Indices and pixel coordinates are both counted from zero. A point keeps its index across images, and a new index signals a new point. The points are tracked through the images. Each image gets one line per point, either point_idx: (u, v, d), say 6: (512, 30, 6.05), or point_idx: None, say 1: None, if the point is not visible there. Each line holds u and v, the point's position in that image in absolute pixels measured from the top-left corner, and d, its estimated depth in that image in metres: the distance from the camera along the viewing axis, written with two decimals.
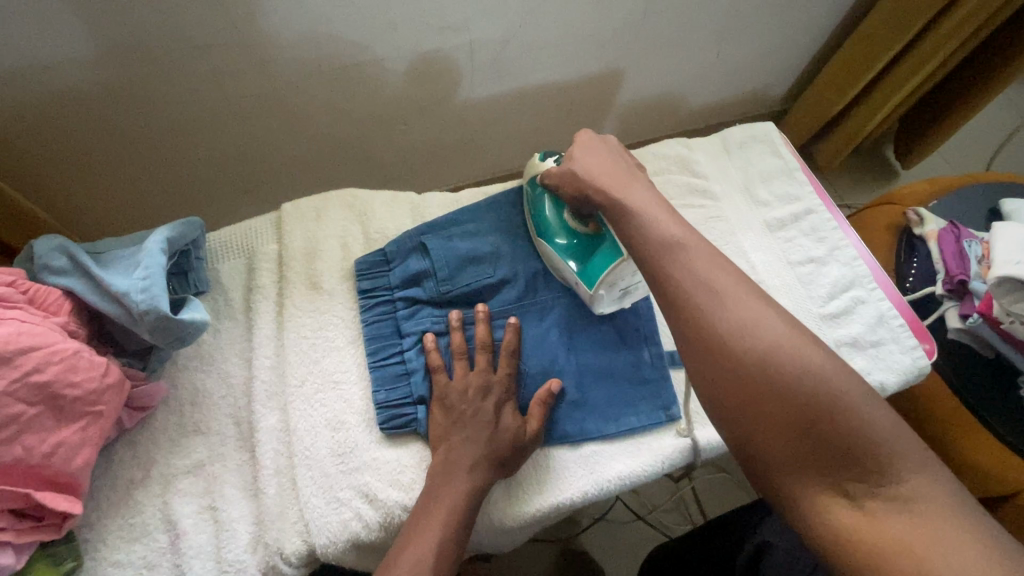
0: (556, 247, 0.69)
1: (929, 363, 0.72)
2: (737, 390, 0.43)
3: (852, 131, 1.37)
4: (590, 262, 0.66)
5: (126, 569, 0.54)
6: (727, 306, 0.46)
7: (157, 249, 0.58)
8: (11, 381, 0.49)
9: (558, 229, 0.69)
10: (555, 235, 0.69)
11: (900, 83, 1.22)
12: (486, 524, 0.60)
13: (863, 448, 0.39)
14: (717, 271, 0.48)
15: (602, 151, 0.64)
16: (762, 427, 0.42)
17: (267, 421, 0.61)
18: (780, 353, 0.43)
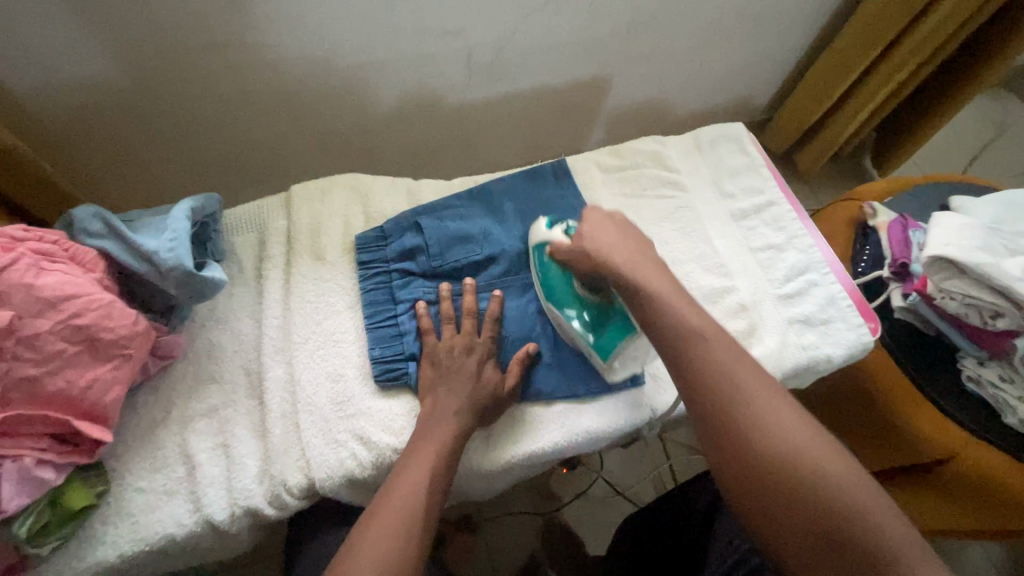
0: (569, 316, 0.72)
1: (873, 340, 0.79)
2: (759, 488, 0.50)
3: (830, 139, 1.46)
4: (604, 336, 0.70)
5: (149, 494, 0.61)
6: (750, 408, 0.53)
7: (183, 216, 0.66)
8: (57, 322, 0.56)
9: (570, 300, 0.72)
10: (567, 305, 0.72)
11: (871, 94, 1.30)
12: (464, 467, 0.68)
13: (874, 550, 0.45)
14: (729, 353, 0.57)
15: (612, 230, 0.69)
16: (784, 525, 0.49)
17: (275, 372, 0.69)
18: (795, 456, 0.50)
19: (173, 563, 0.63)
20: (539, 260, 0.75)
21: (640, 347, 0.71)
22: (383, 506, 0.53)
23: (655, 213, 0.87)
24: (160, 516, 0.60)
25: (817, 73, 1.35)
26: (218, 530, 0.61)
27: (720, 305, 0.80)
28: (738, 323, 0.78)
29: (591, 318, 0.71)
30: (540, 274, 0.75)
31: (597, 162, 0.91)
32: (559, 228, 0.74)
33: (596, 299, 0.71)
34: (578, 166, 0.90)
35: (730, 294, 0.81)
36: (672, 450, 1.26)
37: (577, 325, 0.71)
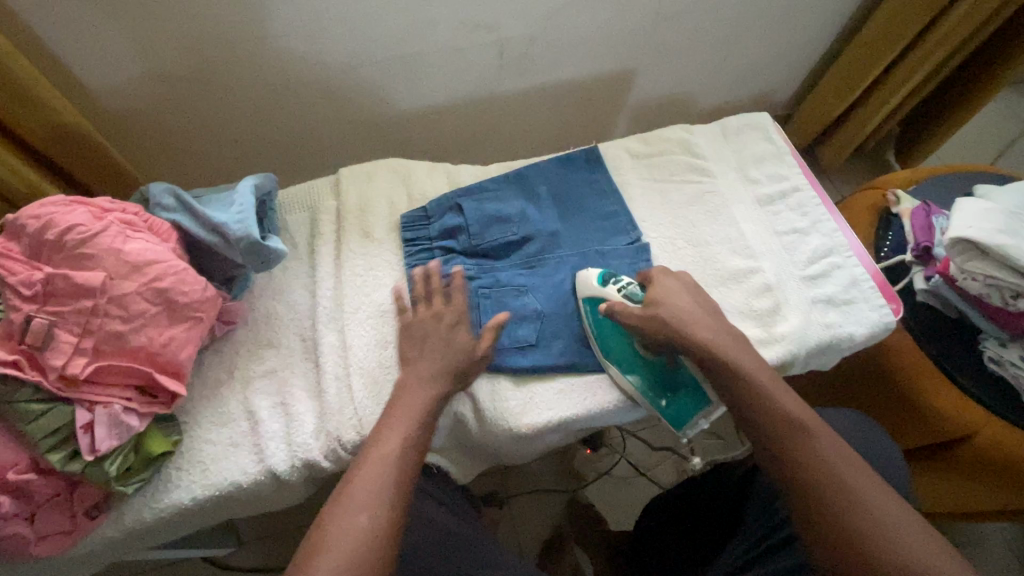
0: (631, 382, 0.74)
1: (896, 321, 0.82)
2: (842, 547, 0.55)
3: (851, 135, 1.48)
4: (677, 399, 0.75)
5: (216, 445, 0.67)
6: (835, 477, 0.58)
7: (248, 192, 0.72)
8: (140, 284, 0.61)
9: (632, 365, 0.74)
10: (629, 370, 0.74)
11: (897, 86, 1.31)
12: (500, 428, 0.71)
13: None
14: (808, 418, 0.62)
15: (683, 296, 0.73)
16: None
17: (328, 338, 0.74)
18: (879, 525, 0.55)
19: (235, 510, 0.69)
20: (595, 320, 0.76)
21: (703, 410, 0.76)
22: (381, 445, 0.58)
23: (682, 197, 0.90)
24: (227, 465, 0.66)
25: (840, 69, 1.36)
26: (278, 480, 0.67)
27: (746, 286, 0.83)
28: (764, 302, 0.81)
29: (655, 385, 0.74)
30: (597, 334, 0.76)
31: (627, 150, 0.95)
32: (614, 286, 0.75)
33: (664, 362, 0.75)
34: (609, 152, 0.94)
35: (756, 275, 0.84)
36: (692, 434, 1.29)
37: (640, 391, 0.74)
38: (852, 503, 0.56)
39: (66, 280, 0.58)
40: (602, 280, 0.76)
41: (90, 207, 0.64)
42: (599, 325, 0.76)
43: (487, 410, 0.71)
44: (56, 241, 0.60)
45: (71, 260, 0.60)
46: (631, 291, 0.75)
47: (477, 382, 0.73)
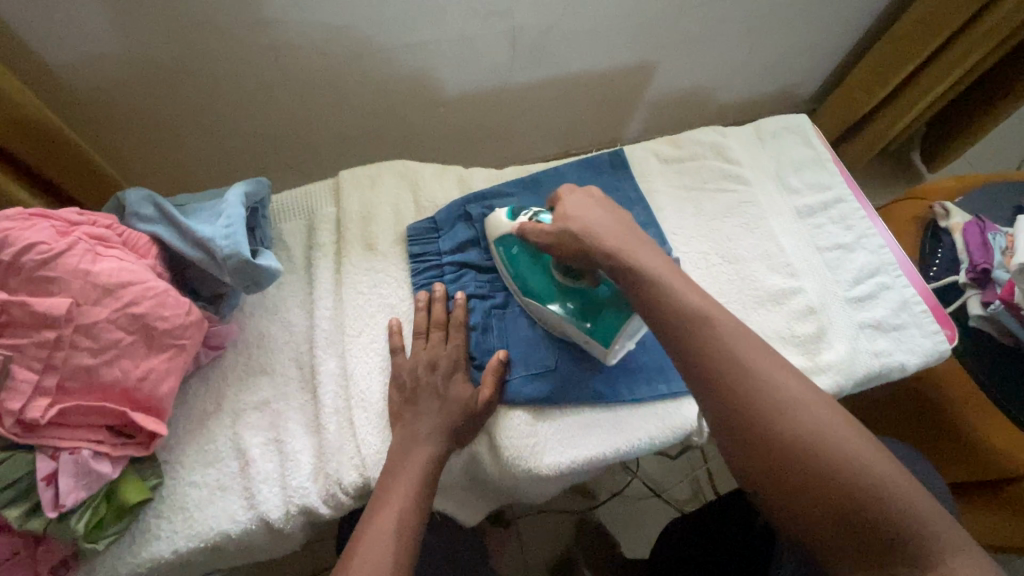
0: (551, 309, 0.66)
1: (950, 348, 0.75)
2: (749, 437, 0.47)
3: (875, 137, 1.40)
4: (601, 320, 0.64)
5: (202, 489, 0.60)
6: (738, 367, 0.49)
7: (236, 202, 0.63)
8: (113, 310, 0.53)
9: (550, 292, 0.67)
10: (548, 298, 0.67)
11: (932, 86, 1.22)
12: (517, 469, 0.64)
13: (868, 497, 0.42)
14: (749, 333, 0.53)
15: (597, 212, 0.63)
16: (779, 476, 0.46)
17: (327, 366, 0.67)
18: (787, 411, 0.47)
19: (224, 559, 0.62)
20: (505, 252, 0.70)
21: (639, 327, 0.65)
22: (394, 495, 0.55)
23: (716, 208, 0.83)
24: (214, 512, 0.59)
25: (867, 66, 1.26)
26: (272, 528, 0.60)
27: (787, 308, 0.76)
28: (807, 327, 0.74)
29: (577, 308, 0.65)
30: (510, 266, 0.70)
31: (655, 153, 0.87)
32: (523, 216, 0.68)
33: (580, 282, 0.66)
34: (635, 156, 0.86)
35: (798, 296, 0.76)
36: (709, 452, 1.22)
37: (562, 317, 0.66)
38: (821, 452, 0.44)
39: (23, 308, 0.50)
40: (511, 214, 0.70)
41: (54, 221, 0.55)
42: (515, 263, 0.69)
43: (506, 449, 0.64)
44: (12, 263, 0.51)
45: (30, 283, 0.52)
46: (540, 214, 0.68)
47: (493, 417, 0.65)
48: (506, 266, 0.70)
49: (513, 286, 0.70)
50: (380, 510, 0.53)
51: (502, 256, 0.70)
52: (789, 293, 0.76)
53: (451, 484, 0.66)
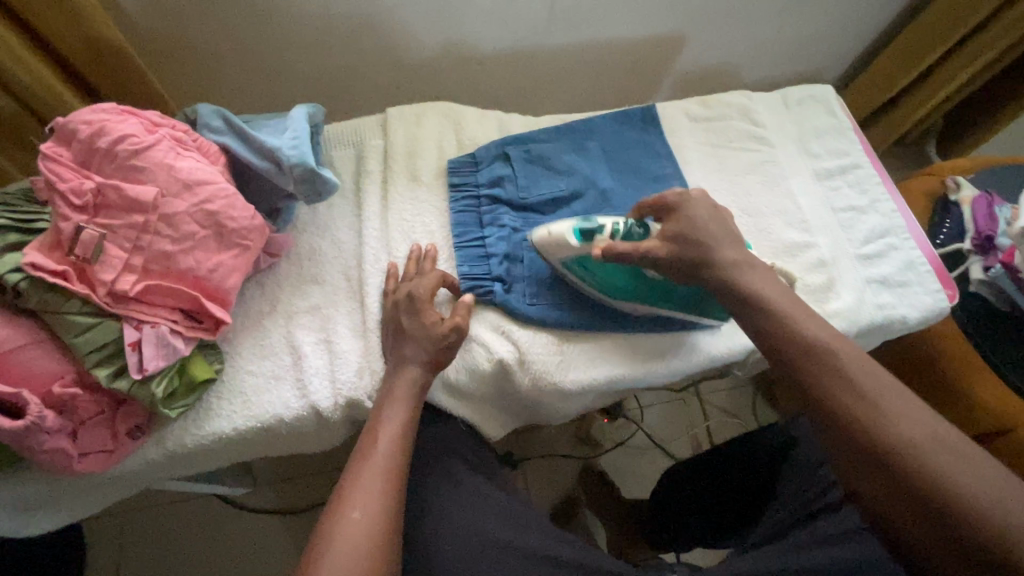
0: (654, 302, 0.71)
1: (949, 307, 0.80)
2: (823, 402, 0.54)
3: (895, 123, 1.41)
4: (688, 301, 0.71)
5: (259, 377, 0.66)
6: None
7: (301, 120, 0.69)
8: (191, 205, 0.59)
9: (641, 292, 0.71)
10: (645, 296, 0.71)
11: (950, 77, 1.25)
12: (543, 383, 0.70)
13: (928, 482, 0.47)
14: None
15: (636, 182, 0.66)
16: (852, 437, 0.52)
17: (373, 280, 0.72)
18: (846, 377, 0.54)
19: (272, 445, 0.68)
20: (585, 269, 0.70)
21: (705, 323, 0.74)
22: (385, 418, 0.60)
23: (740, 164, 0.87)
24: (270, 397, 0.65)
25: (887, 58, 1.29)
26: (321, 416, 0.65)
27: (798, 260, 0.81)
28: (817, 277, 0.79)
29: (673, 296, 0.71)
30: (593, 279, 0.71)
31: (686, 112, 0.91)
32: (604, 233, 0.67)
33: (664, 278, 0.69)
34: (667, 113, 0.90)
35: (810, 250, 0.81)
36: (710, 412, 1.28)
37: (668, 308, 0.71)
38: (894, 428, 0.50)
39: (118, 193, 0.56)
40: (581, 235, 0.67)
41: (141, 119, 0.60)
42: (597, 274, 0.70)
43: (532, 363, 0.70)
44: (108, 151, 0.56)
45: (121, 172, 0.57)
46: (621, 228, 0.67)
47: (523, 331, 0.71)
48: (592, 283, 0.71)
49: (604, 296, 0.72)
50: (373, 437, 0.59)
51: (581, 273, 0.71)
52: (801, 247, 0.82)
53: (479, 392, 0.72)
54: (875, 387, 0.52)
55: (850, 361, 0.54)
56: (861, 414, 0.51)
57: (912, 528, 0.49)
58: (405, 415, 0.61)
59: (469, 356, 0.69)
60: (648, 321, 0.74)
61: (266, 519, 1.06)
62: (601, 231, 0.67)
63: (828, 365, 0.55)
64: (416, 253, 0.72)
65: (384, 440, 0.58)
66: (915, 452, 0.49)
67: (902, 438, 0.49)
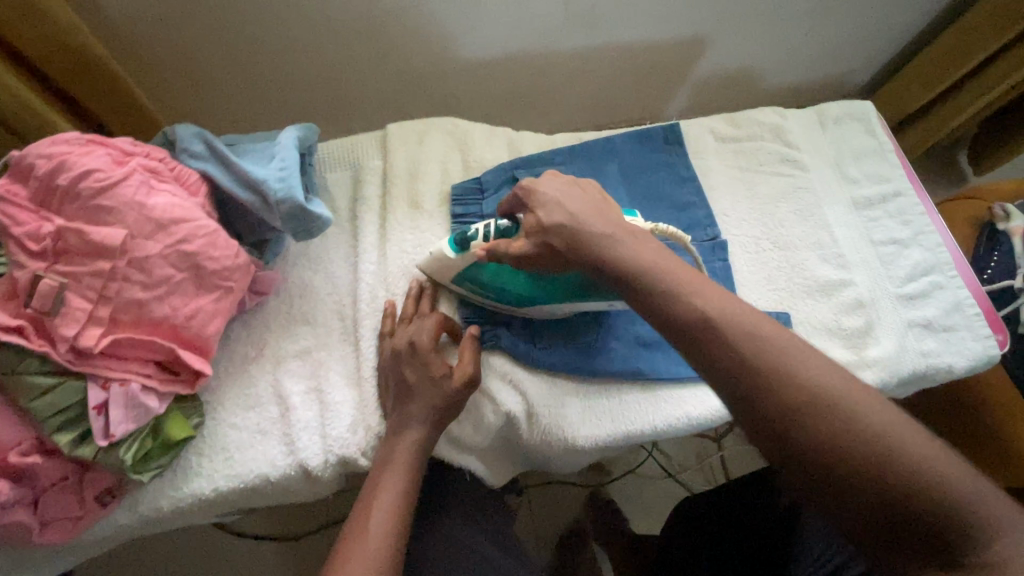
0: (548, 300, 0.63)
1: (1000, 354, 0.73)
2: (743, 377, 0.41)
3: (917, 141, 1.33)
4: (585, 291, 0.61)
5: (243, 431, 0.60)
6: None
7: (290, 145, 0.62)
8: (165, 247, 0.52)
9: (532, 292, 0.63)
10: (536, 297, 0.63)
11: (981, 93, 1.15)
12: (554, 439, 0.64)
13: (886, 459, 0.36)
14: None
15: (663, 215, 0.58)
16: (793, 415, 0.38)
17: (370, 321, 0.65)
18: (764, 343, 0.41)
19: (259, 502, 0.62)
20: (475, 281, 0.65)
21: None
22: (381, 486, 0.54)
23: (771, 191, 0.80)
24: (255, 455, 0.59)
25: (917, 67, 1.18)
26: (310, 475, 0.60)
27: (835, 300, 0.74)
28: (855, 320, 0.72)
29: (565, 289, 0.62)
30: (485, 289, 0.65)
31: (712, 131, 0.84)
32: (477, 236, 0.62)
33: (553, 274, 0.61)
34: (692, 133, 0.83)
35: (847, 289, 0.74)
36: (724, 439, 1.22)
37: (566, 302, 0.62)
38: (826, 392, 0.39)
39: (80, 236, 0.50)
40: (457, 245, 0.63)
41: (110, 149, 0.54)
42: (486, 283, 0.64)
43: (542, 417, 0.63)
44: (69, 188, 0.50)
45: (85, 211, 0.51)
46: (492, 229, 0.61)
47: (534, 381, 0.65)
48: (489, 296, 0.65)
49: (505, 308, 0.66)
50: (367, 509, 0.53)
51: (474, 288, 0.65)
52: (838, 286, 0.75)
53: (485, 447, 0.65)
54: (767, 338, 0.42)
55: (758, 323, 0.43)
56: (789, 380, 0.39)
57: (851, 518, 0.36)
58: (402, 485, 0.55)
59: (474, 410, 0.63)
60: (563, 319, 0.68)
61: (259, 552, 1.01)
62: (474, 236, 0.62)
63: (743, 333, 0.42)
64: (415, 291, 0.66)
65: (377, 514, 0.52)
66: (822, 417, 0.38)
67: (847, 406, 0.38)
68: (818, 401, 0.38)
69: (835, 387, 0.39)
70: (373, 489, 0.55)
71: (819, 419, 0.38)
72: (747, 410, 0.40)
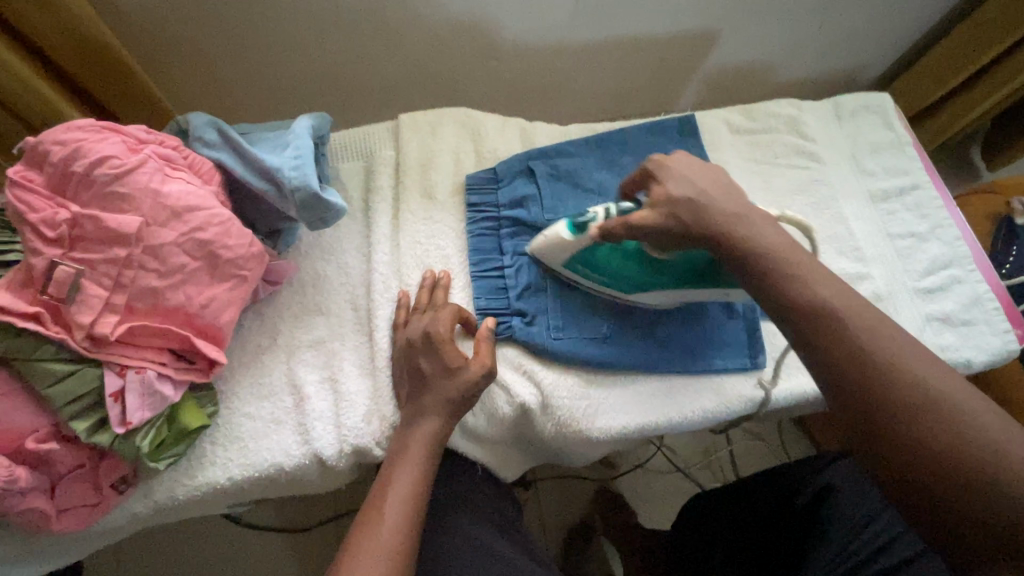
0: (665, 286, 0.63)
1: (1019, 350, 0.72)
2: (853, 373, 0.44)
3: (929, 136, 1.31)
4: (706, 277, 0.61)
5: (257, 421, 0.60)
6: (848, 336, 0.46)
7: (304, 134, 0.62)
8: (180, 234, 0.52)
9: (649, 277, 0.63)
10: (654, 282, 0.63)
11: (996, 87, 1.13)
12: (569, 430, 0.63)
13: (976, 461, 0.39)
14: None
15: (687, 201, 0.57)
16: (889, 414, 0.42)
17: (383, 311, 0.65)
18: (873, 344, 0.45)
19: (272, 492, 0.62)
20: (590, 263, 0.64)
21: (740, 363, 0.67)
22: (396, 475, 0.54)
23: (787, 184, 0.79)
24: (270, 444, 0.59)
25: (932, 60, 1.17)
26: (324, 465, 0.60)
27: (851, 293, 0.73)
28: None
29: (685, 274, 0.62)
30: (599, 272, 0.64)
31: (726, 122, 0.83)
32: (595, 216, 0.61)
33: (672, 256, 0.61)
34: (707, 124, 0.82)
35: (863, 282, 0.73)
36: (733, 434, 1.22)
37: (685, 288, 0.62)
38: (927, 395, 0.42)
39: (96, 223, 0.49)
40: (574, 227, 0.62)
41: (125, 136, 0.54)
42: (601, 265, 0.63)
43: (557, 409, 0.63)
44: (84, 174, 0.50)
45: (101, 198, 0.50)
46: (614, 210, 0.61)
47: (548, 372, 0.64)
48: (595, 279, 0.65)
49: (610, 292, 0.66)
50: (381, 497, 0.53)
51: (586, 271, 0.65)
52: (854, 279, 0.74)
53: (498, 438, 0.65)
54: (883, 342, 0.45)
55: (878, 322, 0.46)
56: (894, 382, 0.43)
57: (933, 512, 0.40)
58: (417, 475, 0.54)
59: (488, 401, 0.63)
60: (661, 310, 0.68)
61: (268, 541, 1.02)
62: (593, 218, 0.61)
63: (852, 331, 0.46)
64: (429, 281, 0.65)
65: (394, 503, 0.52)
66: (921, 418, 0.41)
67: (948, 412, 0.41)
68: (916, 402, 0.42)
69: (945, 392, 0.42)
70: (386, 479, 0.54)
71: (917, 423, 0.41)
72: (846, 399, 0.44)
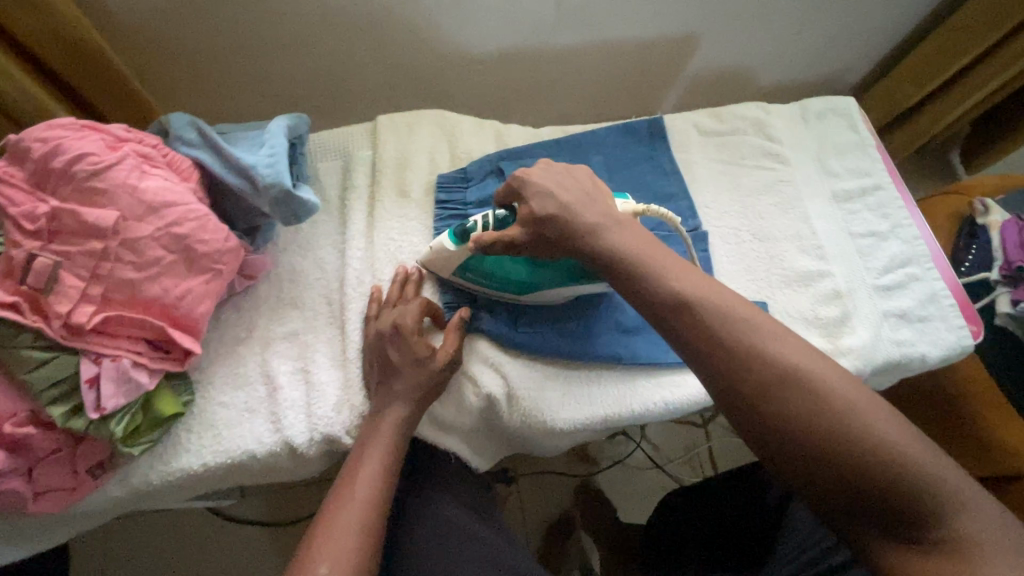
0: (543, 288, 0.66)
1: (973, 345, 0.74)
2: (747, 390, 0.44)
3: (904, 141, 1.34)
4: (576, 277, 0.64)
5: (231, 410, 0.62)
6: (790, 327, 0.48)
7: (280, 134, 0.64)
8: (157, 229, 0.54)
9: (525, 280, 0.65)
10: (531, 284, 0.65)
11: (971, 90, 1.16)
12: (534, 421, 0.65)
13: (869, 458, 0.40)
14: None
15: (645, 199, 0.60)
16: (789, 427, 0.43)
17: (356, 305, 0.67)
18: (765, 349, 0.45)
19: (247, 479, 0.64)
20: (475, 270, 0.66)
21: None
22: (362, 460, 0.56)
23: (752, 184, 0.82)
24: (243, 432, 0.61)
25: (906, 65, 1.20)
26: (297, 452, 0.62)
27: (813, 290, 0.75)
28: (831, 310, 0.74)
29: (554, 275, 0.65)
30: (484, 279, 0.66)
31: (695, 125, 0.85)
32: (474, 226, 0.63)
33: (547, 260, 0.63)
34: (676, 127, 0.85)
35: (825, 279, 0.76)
36: (712, 432, 1.24)
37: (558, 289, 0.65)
38: (817, 399, 0.42)
39: (74, 217, 0.52)
40: (456, 237, 0.64)
41: (104, 135, 0.56)
42: (485, 271, 0.66)
43: (522, 399, 0.65)
44: (64, 171, 0.52)
45: (80, 193, 0.53)
46: (491, 220, 0.62)
47: (514, 364, 0.67)
48: (484, 284, 0.67)
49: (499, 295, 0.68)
50: (348, 481, 0.55)
51: (475, 278, 0.66)
52: (816, 275, 0.76)
53: (466, 429, 0.67)
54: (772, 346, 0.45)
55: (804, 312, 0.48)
56: (787, 392, 0.43)
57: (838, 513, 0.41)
58: (384, 461, 0.56)
59: (456, 391, 0.65)
60: (574, 311, 0.70)
61: (251, 534, 1.03)
62: (472, 228, 0.63)
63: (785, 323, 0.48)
64: (399, 276, 0.67)
65: (361, 485, 0.54)
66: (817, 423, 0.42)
67: (841, 411, 0.42)
68: (809, 408, 0.42)
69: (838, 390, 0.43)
70: (354, 465, 0.56)
71: (797, 414, 0.42)
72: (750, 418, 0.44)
